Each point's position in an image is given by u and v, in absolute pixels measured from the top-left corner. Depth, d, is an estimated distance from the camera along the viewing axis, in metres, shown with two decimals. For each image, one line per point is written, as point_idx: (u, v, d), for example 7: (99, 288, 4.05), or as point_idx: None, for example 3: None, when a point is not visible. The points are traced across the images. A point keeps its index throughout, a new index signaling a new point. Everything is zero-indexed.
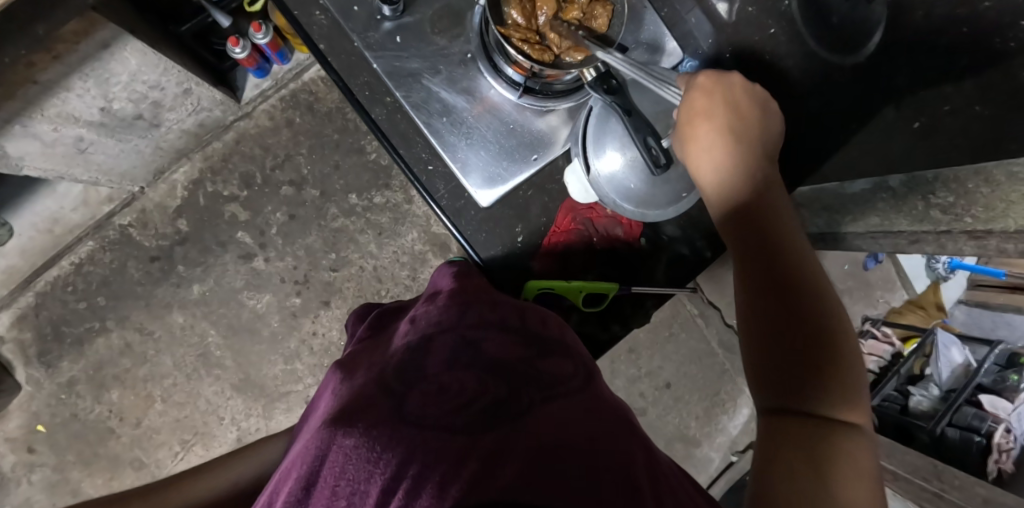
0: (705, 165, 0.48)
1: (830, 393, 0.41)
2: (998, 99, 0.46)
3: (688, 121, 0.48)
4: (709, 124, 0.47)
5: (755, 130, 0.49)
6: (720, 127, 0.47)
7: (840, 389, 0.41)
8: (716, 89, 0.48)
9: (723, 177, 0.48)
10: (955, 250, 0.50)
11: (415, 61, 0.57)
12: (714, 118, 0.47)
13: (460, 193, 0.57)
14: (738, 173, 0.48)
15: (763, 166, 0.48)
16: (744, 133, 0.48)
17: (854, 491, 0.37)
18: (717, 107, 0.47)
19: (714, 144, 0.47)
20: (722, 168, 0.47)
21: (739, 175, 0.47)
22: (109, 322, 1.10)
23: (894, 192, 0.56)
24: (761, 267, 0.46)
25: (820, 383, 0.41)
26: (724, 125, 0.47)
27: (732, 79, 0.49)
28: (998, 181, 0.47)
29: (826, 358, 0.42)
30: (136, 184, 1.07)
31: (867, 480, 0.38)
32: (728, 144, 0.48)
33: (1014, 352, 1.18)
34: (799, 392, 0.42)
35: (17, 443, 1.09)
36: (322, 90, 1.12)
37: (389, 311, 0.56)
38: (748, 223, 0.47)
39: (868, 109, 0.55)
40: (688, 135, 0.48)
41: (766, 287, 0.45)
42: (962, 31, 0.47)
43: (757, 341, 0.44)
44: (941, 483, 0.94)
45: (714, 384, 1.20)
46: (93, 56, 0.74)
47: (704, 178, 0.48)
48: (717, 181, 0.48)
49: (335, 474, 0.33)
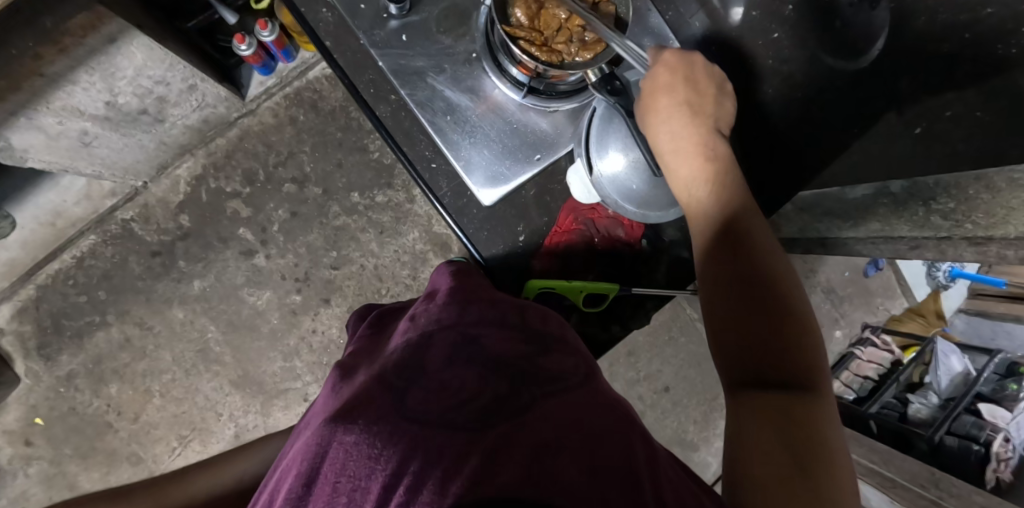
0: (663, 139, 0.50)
1: (802, 381, 0.41)
2: (999, 105, 0.46)
3: (649, 95, 0.50)
4: (669, 99, 0.49)
5: (714, 112, 0.51)
6: (679, 102, 0.49)
7: (816, 383, 0.42)
8: (680, 68, 0.50)
9: (681, 153, 0.50)
10: (955, 256, 0.50)
11: (421, 60, 0.58)
12: (674, 92, 0.49)
13: (463, 192, 0.57)
14: (699, 146, 0.50)
15: (717, 141, 0.50)
16: (700, 110, 0.50)
17: (836, 478, 0.36)
18: (678, 84, 0.50)
19: (671, 116, 0.49)
20: (676, 140, 0.50)
21: (698, 151, 0.50)
22: (109, 316, 1.10)
23: (896, 199, 0.53)
24: (737, 260, 0.46)
25: (793, 374, 0.42)
26: (683, 100, 0.49)
27: (696, 61, 0.51)
28: (999, 187, 0.46)
29: (799, 351, 0.42)
30: (139, 178, 1.07)
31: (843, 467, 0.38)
32: (684, 118, 0.50)
33: (1013, 361, 1.18)
34: (777, 379, 0.41)
35: (15, 435, 1.09)
36: (326, 88, 1.12)
37: (390, 311, 0.56)
38: (727, 216, 0.48)
39: (870, 115, 0.55)
40: (647, 107, 0.50)
41: (750, 278, 0.45)
42: (964, 37, 0.48)
43: (736, 330, 0.44)
44: (938, 491, 0.93)
45: (713, 389, 1.20)
46: (100, 50, 0.74)
47: (659, 147, 0.50)
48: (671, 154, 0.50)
49: (336, 471, 0.34)
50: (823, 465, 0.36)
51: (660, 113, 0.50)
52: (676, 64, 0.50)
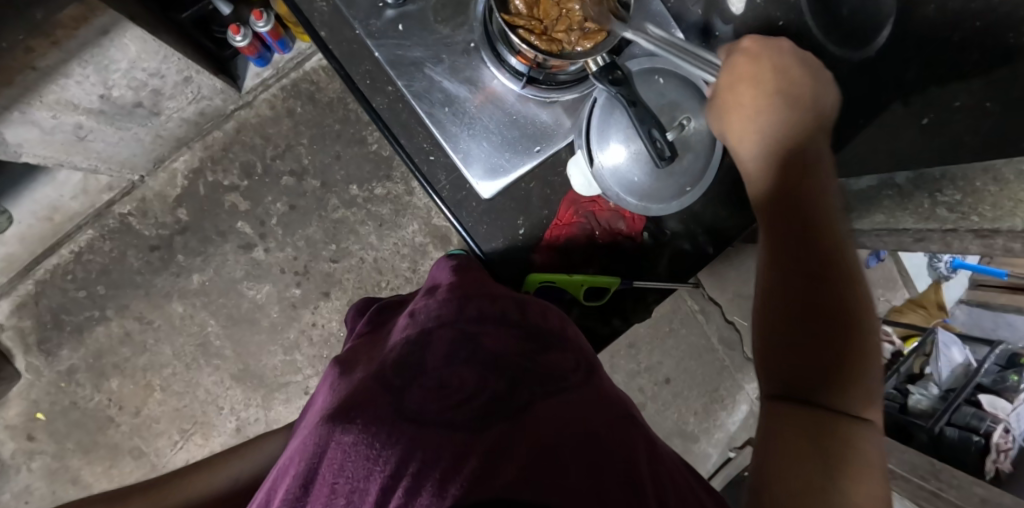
0: (748, 125, 0.47)
1: (845, 386, 0.40)
2: (1012, 96, 0.44)
3: (735, 83, 0.47)
4: (755, 89, 0.47)
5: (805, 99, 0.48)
6: (768, 93, 0.47)
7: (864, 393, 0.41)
8: (765, 56, 0.48)
9: (760, 140, 0.47)
10: (961, 249, 0.50)
11: (418, 50, 0.57)
12: (762, 81, 0.47)
13: (462, 185, 0.56)
14: (786, 138, 0.47)
15: (811, 134, 0.48)
16: (790, 98, 0.47)
17: (863, 485, 0.36)
18: (765, 74, 0.47)
19: (758, 108, 0.47)
20: (763, 135, 0.47)
21: (778, 139, 0.47)
22: (109, 310, 1.09)
23: (902, 190, 0.56)
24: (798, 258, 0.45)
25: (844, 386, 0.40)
26: (773, 89, 0.47)
27: (785, 46, 0.48)
28: (1007, 179, 0.48)
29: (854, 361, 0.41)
30: (136, 172, 1.07)
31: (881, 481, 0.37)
32: (772, 112, 0.47)
33: (1014, 352, 1.17)
34: (817, 382, 0.41)
35: (17, 431, 1.09)
36: (323, 80, 1.11)
37: (389, 305, 0.55)
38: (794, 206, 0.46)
39: (873, 102, 0.54)
40: (731, 101, 0.48)
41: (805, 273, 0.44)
42: (975, 26, 0.46)
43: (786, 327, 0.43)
44: (938, 482, 0.93)
45: (714, 380, 1.20)
46: (92, 42, 0.73)
47: (741, 143, 0.48)
48: (751, 151, 0.48)
49: (333, 471, 0.33)
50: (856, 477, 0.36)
51: (736, 100, 0.48)
52: (761, 49, 0.48)
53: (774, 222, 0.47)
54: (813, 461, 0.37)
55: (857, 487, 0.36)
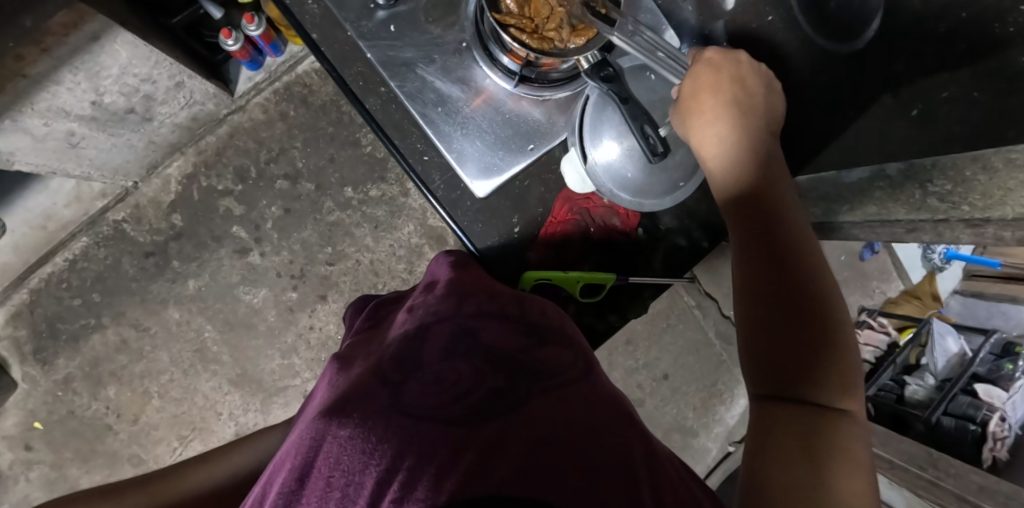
0: (708, 136, 0.49)
1: (830, 385, 0.41)
2: (997, 86, 0.44)
3: (694, 95, 0.49)
4: (715, 99, 0.49)
5: (761, 106, 0.50)
6: (724, 101, 0.49)
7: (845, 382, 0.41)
8: (724, 66, 0.50)
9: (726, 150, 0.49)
10: (952, 239, 0.46)
11: (410, 50, 0.57)
12: (720, 91, 0.49)
13: (456, 184, 0.56)
14: (746, 147, 0.48)
15: (767, 138, 0.50)
16: (745, 107, 0.49)
17: (847, 481, 0.36)
18: (724, 83, 0.49)
19: (717, 117, 0.48)
20: (727, 145, 0.48)
21: (744, 149, 0.48)
22: (105, 318, 1.09)
23: (891, 182, 0.52)
24: (768, 254, 0.45)
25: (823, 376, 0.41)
26: (729, 98, 0.49)
27: (742, 58, 0.51)
28: (995, 168, 0.44)
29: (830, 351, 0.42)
30: (129, 179, 1.06)
31: (865, 472, 0.37)
32: (732, 117, 0.49)
33: (1008, 341, 1.18)
34: (800, 377, 0.41)
35: (14, 441, 1.09)
36: (316, 82, 1.11)
37: (388, 302, 0.55)
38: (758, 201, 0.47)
39: (863, 98, 0.56)
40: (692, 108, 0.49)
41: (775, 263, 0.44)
42: (960, 17, 0.47)
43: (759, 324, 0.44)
44: (936, 471, 0.94)
45: (712, 375, 1.20)
46: (82, 49, 0.73)
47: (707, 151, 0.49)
48: (721, 156, 0.49)
49: (329, 466, 0.33)
50: (840, 467, 0.37)
51: (694, 114, 0.49)
52: (718, 61, 0.50)
53: (741, 216, 0.48)
54: (798, 460, 0.37)
55: (845, 485, 0.36)
